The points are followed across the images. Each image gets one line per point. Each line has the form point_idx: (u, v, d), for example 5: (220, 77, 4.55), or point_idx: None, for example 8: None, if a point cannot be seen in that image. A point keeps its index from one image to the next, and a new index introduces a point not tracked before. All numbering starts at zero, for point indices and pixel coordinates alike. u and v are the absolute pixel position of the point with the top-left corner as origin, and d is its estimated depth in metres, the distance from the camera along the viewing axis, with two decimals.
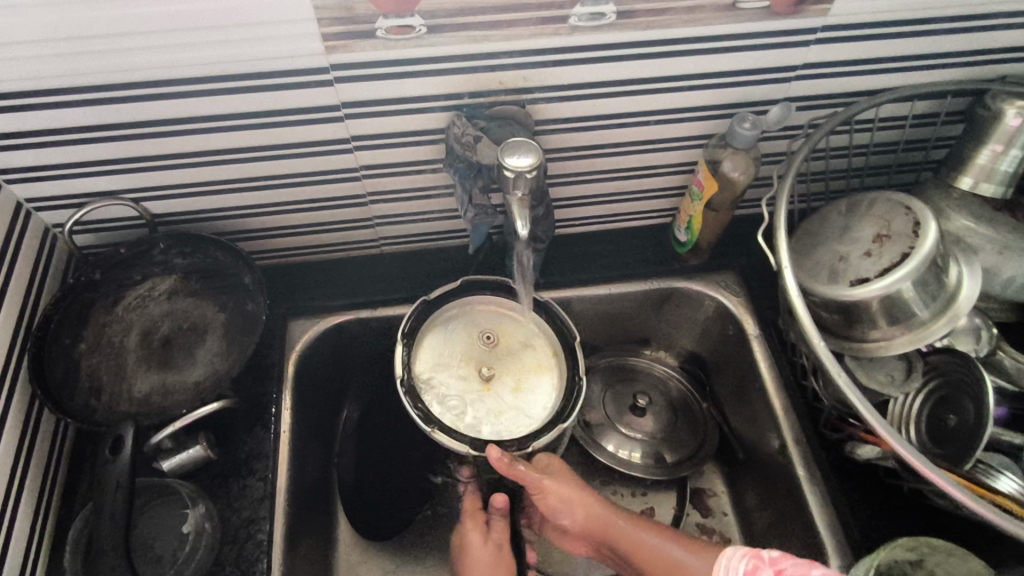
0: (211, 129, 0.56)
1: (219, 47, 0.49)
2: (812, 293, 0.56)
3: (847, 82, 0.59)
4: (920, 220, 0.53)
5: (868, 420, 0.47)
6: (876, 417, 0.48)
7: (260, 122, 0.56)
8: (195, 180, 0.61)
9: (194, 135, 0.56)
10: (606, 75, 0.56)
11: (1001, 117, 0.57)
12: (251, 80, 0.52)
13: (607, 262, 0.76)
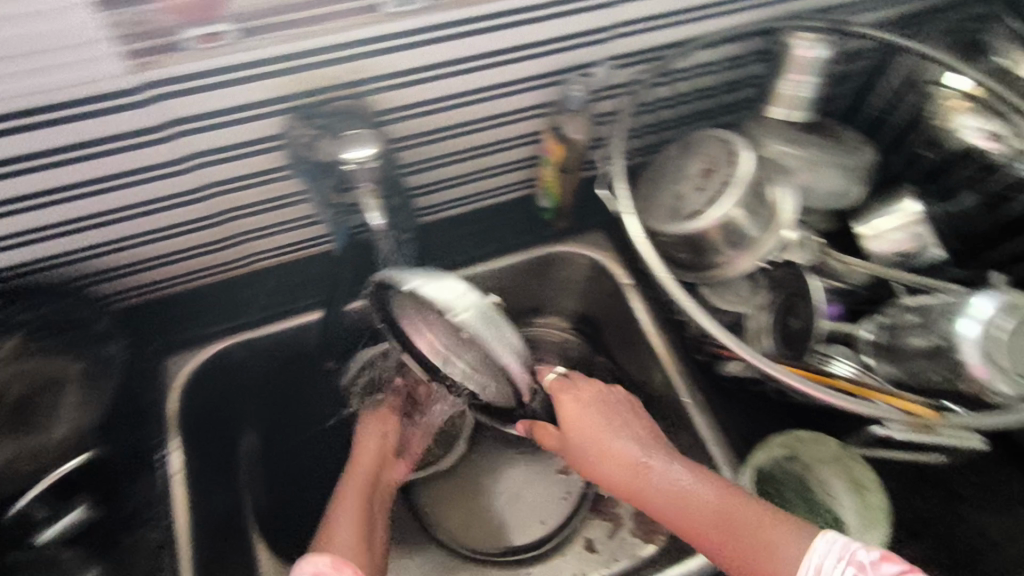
0: (21, 170, 0.52)
1: (10, 81, 0.45)
2: (660, 232, 0.61)
3: (659, 35, 0.64)
4: (735, 151, 0.59)
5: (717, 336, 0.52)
6: (723, 333, 0.53)
7: (80, 155, 0.53)
8: (14, 230, 0.56)
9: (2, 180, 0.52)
10: (435, 58, 0.57)
11: (795, 49, 0.64)
12: (54, 111, 0.49)
13: (479, 240, 0.78)
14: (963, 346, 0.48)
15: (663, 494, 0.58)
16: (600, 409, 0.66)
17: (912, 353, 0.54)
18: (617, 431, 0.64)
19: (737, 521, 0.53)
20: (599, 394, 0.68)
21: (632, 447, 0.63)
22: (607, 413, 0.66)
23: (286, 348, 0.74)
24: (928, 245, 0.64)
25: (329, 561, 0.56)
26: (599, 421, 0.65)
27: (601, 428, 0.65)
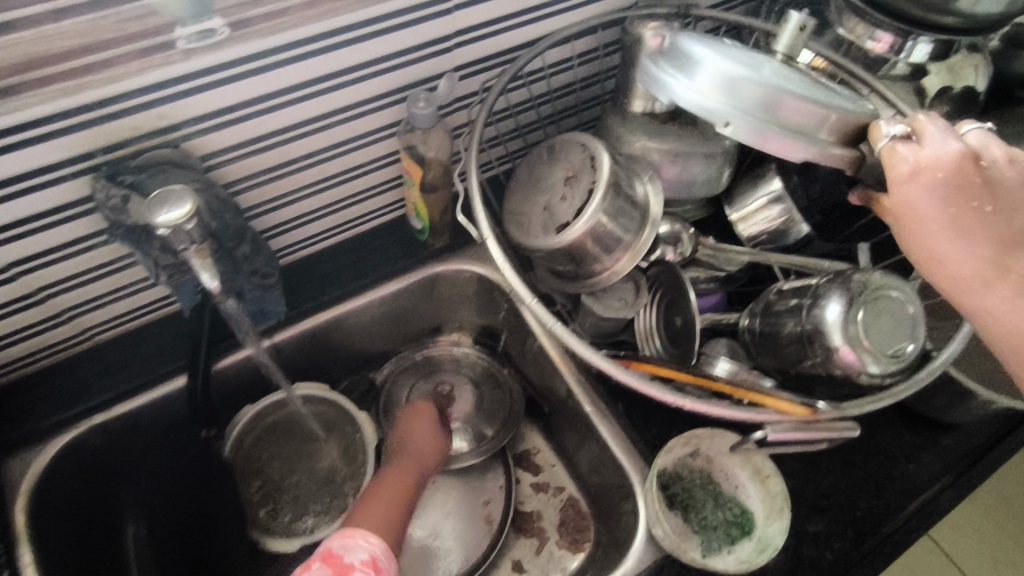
0: None
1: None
2: (531, 248, 0.58)
3: (503, 39, 0.62)
4: (594, 153, 0.56)
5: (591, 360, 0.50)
6: (598, 355, 0.50)
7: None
8: None
9: None
10: (255, 90, 0.52)
11: (643, 40, 0.63)
12: None
13: (355, 270, 0.73)
14: (833, 332, 0.49)
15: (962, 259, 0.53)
16: (947, 193, 0.52)
17: (787, 339, 0.53)
18: (957, 228, 0.53)
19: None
20: (964, 165, 0.53)
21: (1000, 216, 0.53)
22: (964, 185, 0.52)
23: (150, 423, 0.66)
24: (794, 218, 0.64)
25: (383, 544, 0.53)
26: (967, 191, 0.52)
27: (971, 211, 0.53)
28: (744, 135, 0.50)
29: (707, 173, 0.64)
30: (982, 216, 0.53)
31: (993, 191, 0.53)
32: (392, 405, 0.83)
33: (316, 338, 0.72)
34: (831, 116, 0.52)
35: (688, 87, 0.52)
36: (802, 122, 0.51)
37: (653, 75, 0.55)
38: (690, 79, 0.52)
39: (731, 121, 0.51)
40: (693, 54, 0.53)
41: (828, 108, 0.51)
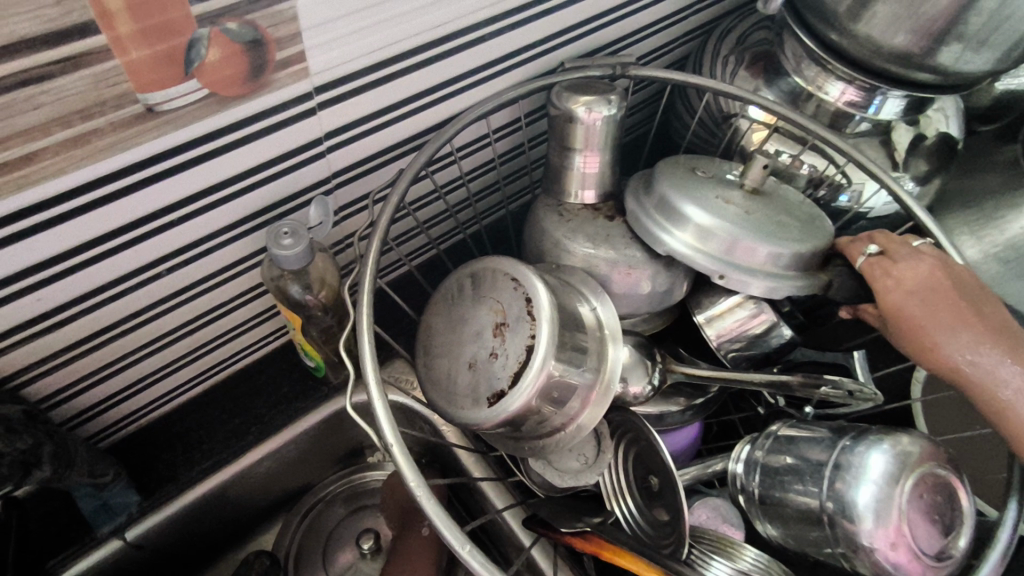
0: None
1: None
2: (457, 422, 0.43)
3: (395, 131, 0.47)
4: (529, 293, 0.42)
5: None
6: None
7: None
8: None
9: None
10: (16, 264, 0.34)
11: (574, 118, 0.50)
12: None
13: (232, 425, 0.56)
14: (862, 521, 0.37)
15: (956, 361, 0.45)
16: (927, 294, 0.46)
17: (797, 515, 0.42)
18: (953, 326, 0.45)
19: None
20: (935, 272, 0.46)
21: (979, 310, 0.46)
22: (941, 286, 0.46)
23: None
24: (774, 323, 0.53)
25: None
26: (950, 292, 0.46)
27: (962, 311, 0.45)
28: (735, 284, 0.47)
29: (668, 278, 0.51)
30: (965, 313, 0.45)
31: (961, 288, 0.46)
32: (305, 565, 0.64)
33: (185, 527, 0.54)
34: (804, 250, 0.48)
35: (677, 237, 0.48)
36: (776, 259, 0.48)
37: (643, 225, 0.50)
38: (678, 232, 0.48)
39: (724, 274, 0.47)
40: (682, 211, 0.48)
41: (799, 241, 0.48)
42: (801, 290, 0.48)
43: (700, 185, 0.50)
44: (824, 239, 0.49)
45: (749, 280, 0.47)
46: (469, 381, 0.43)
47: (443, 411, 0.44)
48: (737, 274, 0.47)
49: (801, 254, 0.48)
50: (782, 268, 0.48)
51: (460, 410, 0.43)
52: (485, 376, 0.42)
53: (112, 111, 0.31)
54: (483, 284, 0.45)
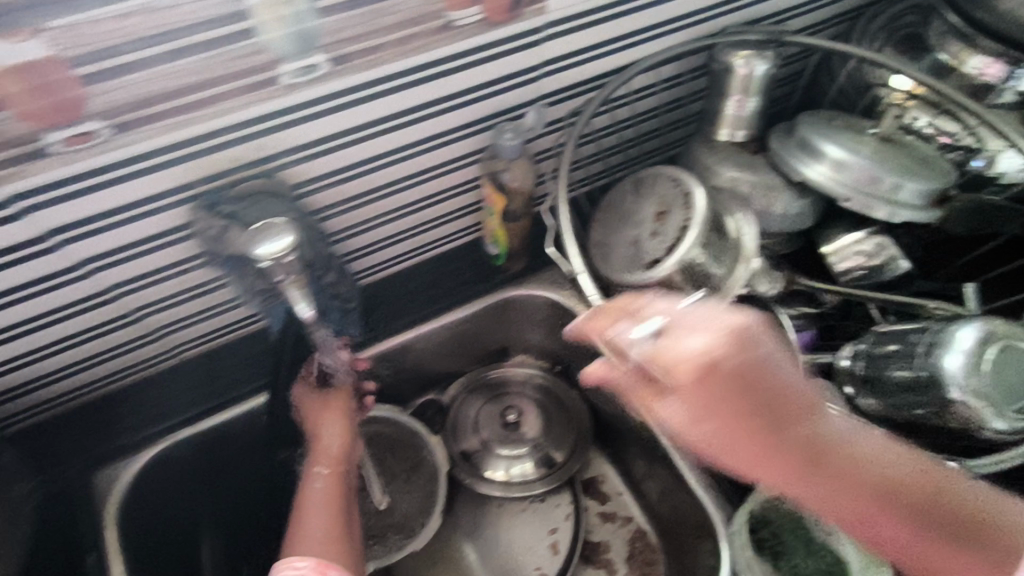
0: None
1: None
2: (617, 284, 0.56)
3: (591, 67, 0.61)
4: (687, 189, 0.55)
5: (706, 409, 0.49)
6: None
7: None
8: None
9: None
10: (349, 123, 0.52)
11: (732, 68, 0.61)
12: None
13: (430, 294, 0.73)
14: (951, 382, 0.46)
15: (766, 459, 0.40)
16: (713, 392, 0.38)
17: (894, 387, 0.51)
18: (724, 444, 0.40)
19: (952, 555, 0.40)
20: (697, 373, 0.37)
21: (774, 423, 0.39)
22: (730, 386, 0.38)
23: (229, 439, 0.68)
24: (893, 255, 0.61)
25: (311, 564, 0.51)
26: (745, 396, 0.38)
27: (740, 423, 0.38)
28: (860, 207, 0.57)
29: (800, 206, 0.61)
30: (752, 430, 0.38)
31: (761, 397, 0.38)
32: (459, 428, 0.80)
33: (383, 361, 0.72)
34: (927, 185, 0.56)
35: (813, 168, 0.58)
36: (900, 191, 0.57)
37: (783, 160, 0.60)
38: (815, 163, 0.58)
39: (851, 198, 0.57)
40: (819, 146, 0.58)
41: (924, 178, 0.57)
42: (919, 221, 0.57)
43: (837, 131, 0.60)
44: (947, 180, 0.57)
45: (872, 205, 0.57)
46: (632, 253, 0.56)
47: (607, 277, 0.57)
48: (863, 199, 0.57)
49: (924, 189, 0.57)
50: (905, 200, 0.57)
51: (622, 274, 0.56)
52: (646, 248, 0.55)
53: (428, 21, 0.48)
54: (649, 184, 0.58)
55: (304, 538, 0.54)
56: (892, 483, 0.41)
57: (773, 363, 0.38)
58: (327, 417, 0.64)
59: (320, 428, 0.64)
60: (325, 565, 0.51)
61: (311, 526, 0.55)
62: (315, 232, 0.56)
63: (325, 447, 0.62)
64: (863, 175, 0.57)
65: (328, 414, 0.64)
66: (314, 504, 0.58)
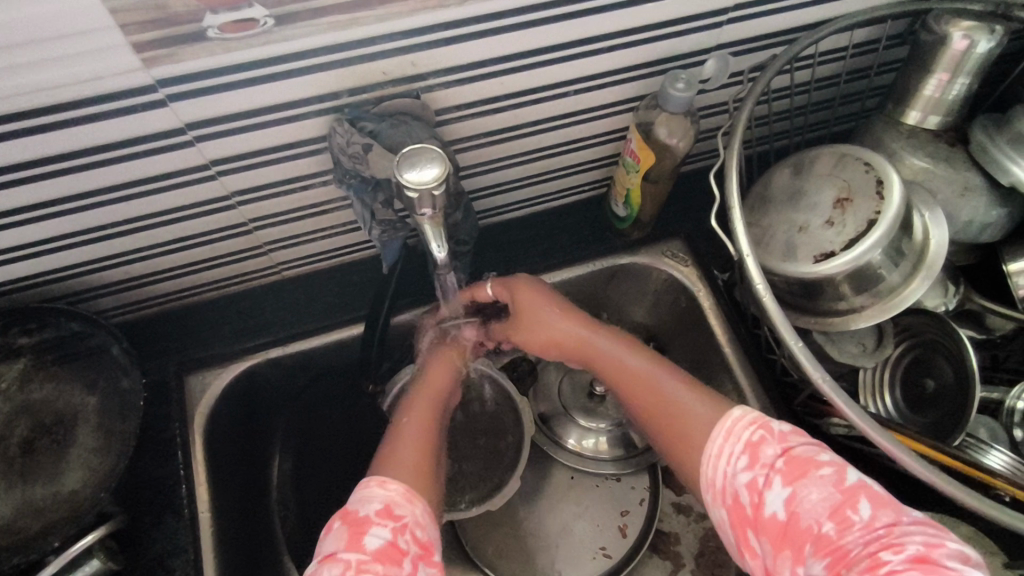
0: (40, 177, 0.44)
1: None
2: (773, 273, 0.50)
3: (781, 20, 0.52)
4: (881, 177, 0.48)
5: (845, 412, 0.43)
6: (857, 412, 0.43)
7: (51, 172, 0.44)
8: (40, 237, 0.49)
9: (19, 187, 0.44)
10: (511, 47, 0.46)
11: (947, 42, 0.51)
12: (66, 111, 0.40)
13: (542, 246, 0.68)
14: None
15: (650, 399, 0.55)
16: (550, 312, 0.60)
17: None
18: (618, 379, 0.58)
19: (670, 421, 0.53)
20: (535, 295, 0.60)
21: (651, 388, 0.56)
22: (547, 306, 0.60)
23: (317, 363, 0.66)
24: None
25: (401, 489, 0.47)
26: (550, 309, 0.60)
27: (621, 373, 0.58)
28: None
29: (991, 214, 0.54)
30: (642, 382, 0.57)
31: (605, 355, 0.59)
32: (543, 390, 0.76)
33: None
34: None
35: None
36: None
37: (990, 155, 0.52)
38: None
39: None
40: None
41: None
42: None
43: None
44: None
45: None
46: (800, 240, 0.50)
47: (764, 264, 0.51)
48: None
49: None
50: None
51: (782, 263, 0.50)
52: (820, 237, 0.49)
53: None
54: (830, 164, 0.51)
55: (393, 462, 0.51)
56: (654, 406, 0.55)
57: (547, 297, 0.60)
58: (440, 366, 0.61)
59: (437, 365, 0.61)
60: (414, 495, 0.47)
61: (398, 452, 0.52)
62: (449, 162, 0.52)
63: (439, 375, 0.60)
64: None
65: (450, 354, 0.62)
66: (407, 436, 0.54)
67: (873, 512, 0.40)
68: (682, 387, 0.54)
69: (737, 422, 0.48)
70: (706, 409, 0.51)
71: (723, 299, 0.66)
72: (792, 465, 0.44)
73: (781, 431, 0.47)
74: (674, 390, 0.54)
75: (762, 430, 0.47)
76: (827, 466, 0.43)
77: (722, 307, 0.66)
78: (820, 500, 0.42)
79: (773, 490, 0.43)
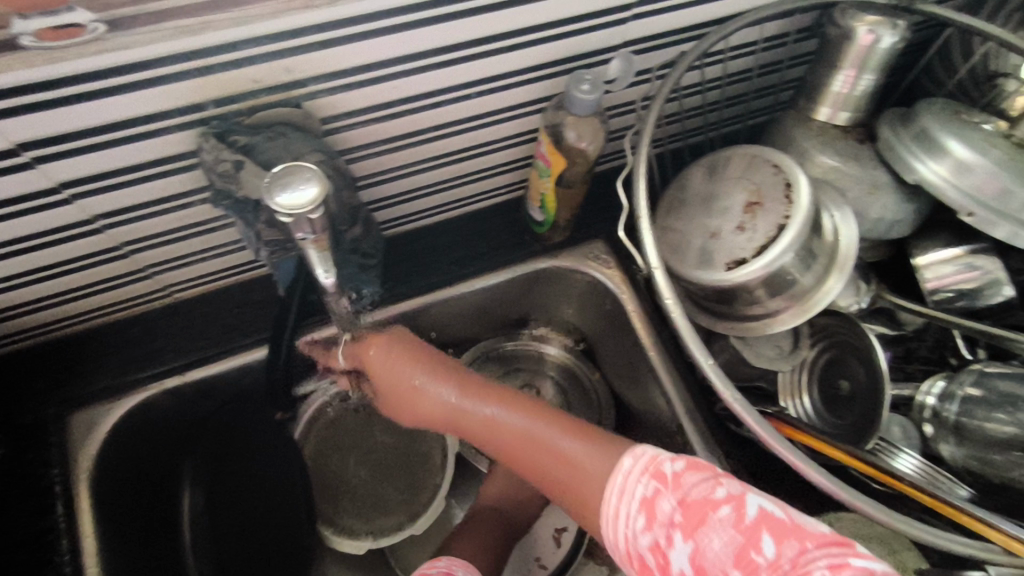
0: None
1: None
2: (687, 281, 0.49)
3: (689, 15, 0.50)
4: (790, 179, 0.47)
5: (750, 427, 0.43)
6: (765, 425, 0.43)
7: None
8: None
9: None
10: (396, 50, 0.42)
11: (853, 37, 0.50)
12: None
13: (459, 254, 0.64)
14: None
15: (536, 460, 0.51)
16: (406, 381, 0.55)
17: (990, 440, 0.46)
18: (510, 452, 0.53)
19: (566, 484, 0.49)
20: (394, 355, 0.55)
21: (533, 446, 0.51)
22: (409, 369, 0.55)
23: (221, 391, 0.61)
24: (998, 280, 0.53)
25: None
26: (417, 370, 0.55)
27: (501, 445, 0.53)
28: (982, 225, 0.49)
29: (900, 210, 0.54)
30: (529, 446, 0.52)
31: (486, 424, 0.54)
32: None
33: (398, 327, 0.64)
34: None
35: (929, 166, 0.50)
36: None
37: (896, 153, 0.51)
38: (934, 163, 0.50)
39: (975, 211, 0.49)
40: (947, 143, 0.50)
41: None
42: None
43: (966, 125, 0.51)
44: None
45: (997, 222, 0.49)
46: (712, 246, 0.48)
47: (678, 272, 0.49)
48: (985, 215, 0.49)
49: None
50: None
51: (696, 271, 0.48)
52: (731, 243, 0.47)
53: None
54: (741, 165, 0.50)
55: (456, 540, 0.63)
56: (543, 464, 0.51)
57: (407, 364, 0.55)
58: (386, 367, 0.56)
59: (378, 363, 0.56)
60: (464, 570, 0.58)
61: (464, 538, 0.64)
62: (338, 172, 0.47)
63: (402, 412, 0.57)
64: (990, 184, 0.49)
65: (395, 359, 0.55)
66: (483, 526, 0.65)
67: (777, 548, 0.36)
68: (568, 439, 0.50)
69: (629, 475, 0.45)
70: (596, 463, 0.48)
71: (647, 301, 0.64)
72: (690, 515, 0.40)
73: (674, 475, 0.42)
74: (563, 446, 0.50)
75: (655, 480, 0.43)
76: (724, 505, 0.39)
77: (646, 311, 0.64)
78: (723, 548, 0.37)
79: (676, 548, 0.39)
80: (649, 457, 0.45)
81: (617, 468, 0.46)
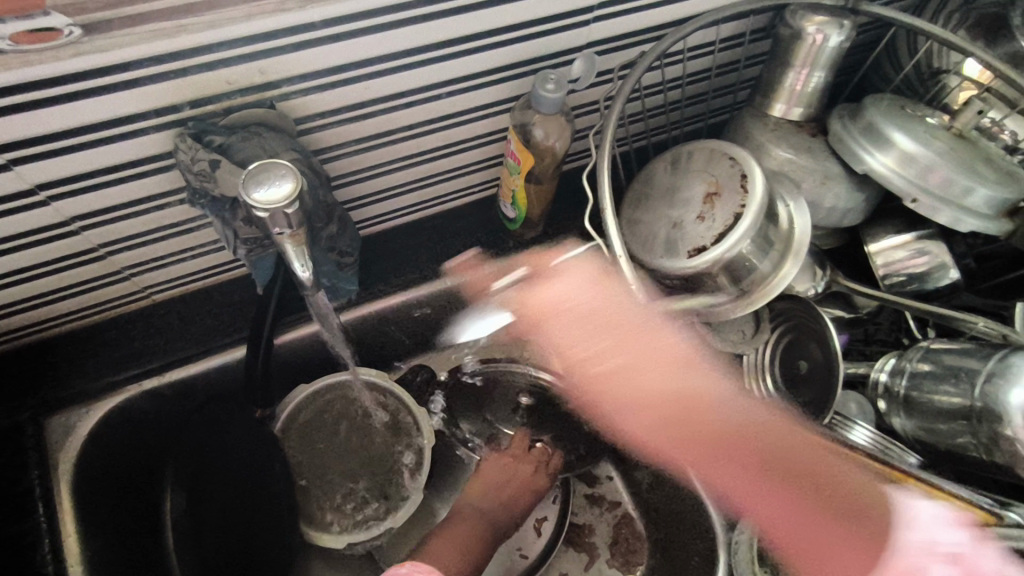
0: None
1: None
2: (652, 269, 0.51)
3: (647, 17, 0.53)
4: (745, 171, 0.49)
5: None
6: None
7: None
8: None
9: None
10: (366, 51, 0.44)
11: (803, 36, 0.53)
12: None
13: (434, 252, 0.66)
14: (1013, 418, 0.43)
15: (789, 473, 0.55)
16: (596, 309, 0.58)
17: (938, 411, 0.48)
18: (744, 468, 0.58)
19: (812, 464, 0.53)
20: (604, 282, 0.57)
21: (811, 474, 0.53)
22: (609, 304, 0.57)
23: (202, 391, 0.62)
24: (944, 263, 0.57)
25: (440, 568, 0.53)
26: (616, 318, 0.57)
27: (671, 372, 0.59)
28: (926, 211, 0.52)
29: (852, 199, 0.57)
30: (811, 491, 0.53)
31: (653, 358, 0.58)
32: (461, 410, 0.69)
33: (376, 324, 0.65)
34: (1006, 195, 0.52)
35: (876, 157, 0.53)
36: (972, 196, 0.52)
37: (846, 145, 0.54)
38: (881, 154, 0.53)
39: (918, 198, 0.52)
40: (891, 135, 0.53)
41: (999, 185, 0.52)
42: (986, 231, 0.53)
43: (910, 119, 0.54)
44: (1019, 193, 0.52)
45: (938, 208, 0.52)
46: (674, 236, 0.50)
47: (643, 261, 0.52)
48: (928, 202, 0.52)
49: (1000, 197, 0.52)
50: (976, 207, 0.52)
51: (660, 260, 0.51)
52: (692, 232, 0.50)
53: None
54: (700, 158, 0.52)
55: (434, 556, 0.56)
56: (809, 507, 0.53)
57: (598, 286, 0.57)
58: (575, 278, 0.59)
59: (546, 289, 0.62)
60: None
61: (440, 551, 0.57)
62: (313, 170, 0.49)
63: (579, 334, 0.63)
64: (932, 174, 0.52)
65: (585, 273, 0.58)
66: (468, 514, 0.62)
67: None
68: (870, 472, 0.50)
69: (930, 528, 0.43)
70: (873, 507, 0.48)
71: None
72: None
73: (954, 549, 0.41)
74: (861, 476, 0.50)
75: (950, 561, 0.41)
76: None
77: None
78: None
79: None
80: (933, 517, 0.43)
81: (899, 499, 0.46)
